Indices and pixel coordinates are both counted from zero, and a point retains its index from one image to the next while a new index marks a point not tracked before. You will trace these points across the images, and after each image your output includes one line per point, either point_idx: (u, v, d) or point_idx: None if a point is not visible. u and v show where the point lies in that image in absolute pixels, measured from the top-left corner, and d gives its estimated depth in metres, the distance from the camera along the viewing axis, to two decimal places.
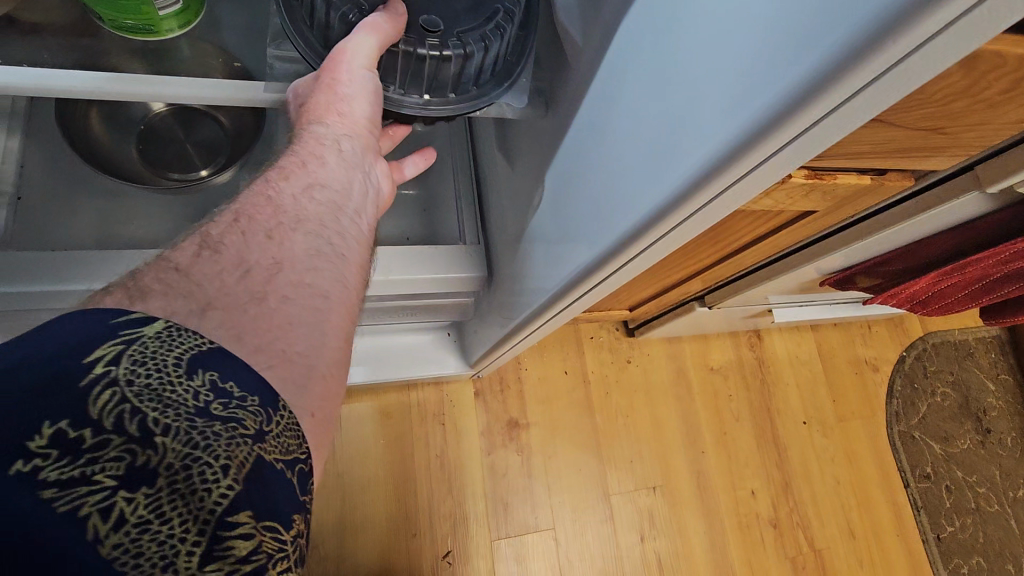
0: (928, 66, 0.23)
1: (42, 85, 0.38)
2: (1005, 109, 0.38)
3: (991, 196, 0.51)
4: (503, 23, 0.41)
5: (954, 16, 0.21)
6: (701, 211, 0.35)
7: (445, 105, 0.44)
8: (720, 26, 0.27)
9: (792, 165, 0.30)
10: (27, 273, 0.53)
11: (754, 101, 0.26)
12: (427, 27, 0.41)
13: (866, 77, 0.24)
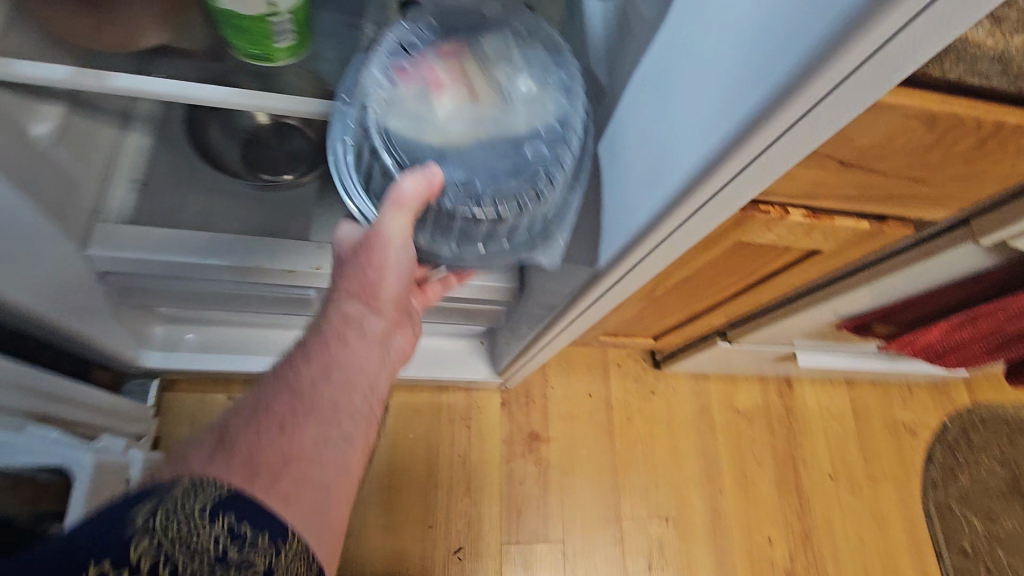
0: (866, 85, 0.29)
1: (185, 93, 0.50)
2: (979, 164, 0.43)
3: (989, 249, 0.54)
4: (539, 188, 0.48)
5: (877, 45, 0.27)
6: (697, 213, 0.40)
7: (478, 252, 0.52)
8: (711, 55, 0.34)
9: (770, 173, 0.36)
10: (141, 242, 0.66)
11: (727, 120, 0.33)
12: (467, 191, 0.47)
13: (815, 95, 0.29)
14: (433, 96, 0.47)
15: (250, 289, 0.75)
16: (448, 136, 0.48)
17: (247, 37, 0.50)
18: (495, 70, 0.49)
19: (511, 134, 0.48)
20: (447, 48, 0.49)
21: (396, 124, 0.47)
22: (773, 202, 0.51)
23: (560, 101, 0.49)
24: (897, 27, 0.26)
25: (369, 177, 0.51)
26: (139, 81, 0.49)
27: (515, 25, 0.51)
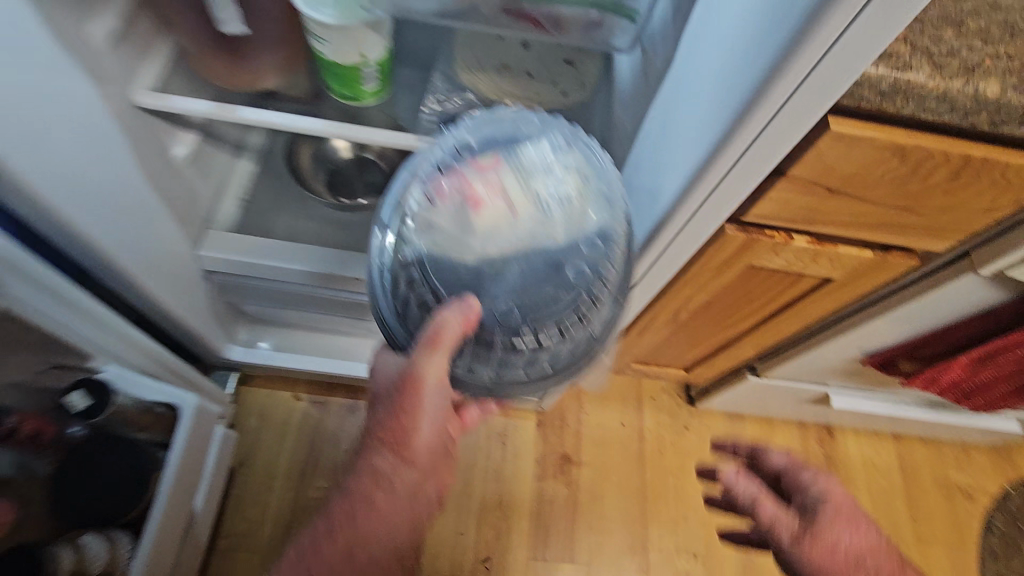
0: (832, 74, 0.38)
1: (295, 124, 0.63)
2: (960, 193, 0.48)
3: (994, 281, 0.57)
4: (580, 308, 0.53)
5: (830, 42, 0.36)
6: (720, 183, 0.49)
7: (516, 379, 0.56)
8: (717, 56, 0.44)
9: (773, 149, 0.45)
10: (244, 249, 0.80)
11: (731, 104, 0.43)
12: (507, 320, 0.52)
13: (791, 82, 0.39)
14: (474, 216, 0.50)
15: (323, 296, 0.87)
16: (487, 254, 0.50)
17: (341, 81, 0.62)
18: (534, 183, 0.51)
19: (551, 255, 0.51)
20: (486, 161, 0.52)
21: (439, 242, 0.51)
22: (777, 227, 0.57)
23: (598, 214, 0.53)
24: (843, 28, 0.35)
25: (405, 303, 0.54)
26: (258, 112, 0.63)
27: (553, 136, 0.54)
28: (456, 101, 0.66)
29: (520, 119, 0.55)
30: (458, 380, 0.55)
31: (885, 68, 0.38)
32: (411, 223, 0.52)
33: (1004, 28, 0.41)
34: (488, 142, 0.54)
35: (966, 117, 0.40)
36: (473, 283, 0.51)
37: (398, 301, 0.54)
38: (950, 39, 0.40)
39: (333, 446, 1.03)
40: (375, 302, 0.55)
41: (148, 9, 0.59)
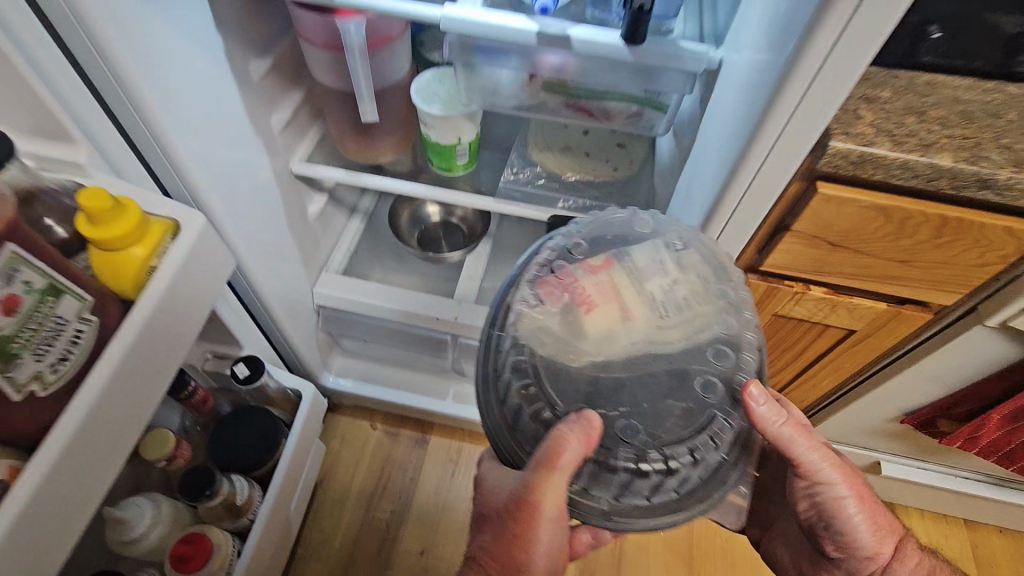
0: (803, 127, 0.48)
1: (401, 188, 0.81)
2: (949, 248, 0.57)
3: (1005, 333, 0.63)
4: (711, 430, 0.51)
5: (793, 105, 0.47)
6: (732, 220, 0.60)
7: (636, 509, 0.52)
8: (726, 121, 0.56)
9: (771, 187, 0.55)
10: (349, 289, 0.99)
11: (732, 155, 0.54)
12: (624, 435, 0.51)
13: (771, 136, 0.49)
14: (589, 319, 0.53)
15: (409, 332, 1.03)
16: (601, 358, 0.52)
17: (440, 156, 0.80)
18: (650, 287, 0.54)
19: (670, 361, 0.53)
20: (596, 260, 0.55)
21: (552, 346, 0.53)
22: (793, 278, 0.67)
23: (718, 321, 0.54)
24: (800, 95, 0.46)
25: (512, 410, 0.53)
26: (374, 179, 0.82)
27: (664, 239, 0.57)
28: (528, 172, 0.83)
29: (630, 222, 0.59)
30: (572, 500, 0.53)
31: (853, 144, 0.49)
32: (519, 321, 0.54)
33: (961, 116, 0.52)
34: (596, 243, 0.57)
35: (929, 182, 0.50)
36: (595, 391, 0.52)
37: (506, 412, 0.53)
38: (911, 124, 0.51)
39: (401, 473, 1.15)
40: (482, 411, 0.55)
41: (307, 105, 0.82)
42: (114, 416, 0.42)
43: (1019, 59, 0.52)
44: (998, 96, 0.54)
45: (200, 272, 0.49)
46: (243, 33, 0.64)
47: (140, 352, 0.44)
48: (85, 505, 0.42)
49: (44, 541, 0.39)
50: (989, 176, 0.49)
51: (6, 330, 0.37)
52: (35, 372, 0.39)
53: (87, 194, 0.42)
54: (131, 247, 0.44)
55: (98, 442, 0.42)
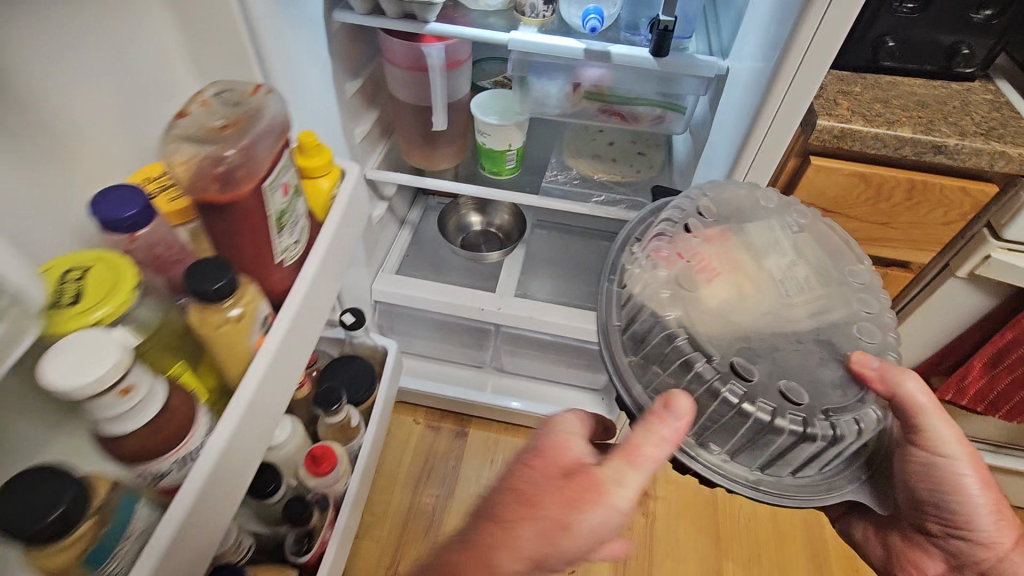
0: (791, 110, 0.63)
1: (458, 188, 0.95)
2: (920, 209, 0.70)
3: (975, 283, 0.75)
4: (867, 398, 0.52)
5: (781, 94, 0.61)
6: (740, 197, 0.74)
7: (786, 484, 0.52)
8: (735, 113, 0.71)
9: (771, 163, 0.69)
10: (405, 284, 1.12)
11: (739, 137, 0.69)
12: (790, 397, 0.49)
13: (767, 119, 0.64)
14: (711, 287, 0.53)
15: (456, 321, 1.16)
16: (729, 325, 0.51)
17: (490, 160, 0.95)
18: (769, 264, 0.55)
19: (804, 334, 0.52)
20: (711, 231, 0.57)
21: (681, 311, 0.52)
22: None
23: (848, 304, 0.54)
24: (787, 85, 0.60)
25: (648, 367, 0.54)
26: (433, 182, 0.95)
27: (782, 222, 0.59)
28: (565, 174, 0.98)
29: (749, 194, 0.61)
30: (715, 468, 0.51)
31: (834, 122, 0.64)
32: (644, 284, 0.55)
33: (916, 103, 0.67)
34: (717, 215, 0.60)
35: (897, 150, 0.65)
36: (744, 346, 0.51)
37: (642, 366, 0.54)
38: (879, 108, 0.66)
39: (444, 462, 1.22)
40: (609, 353, 0.54)
41: (379, 123, 0.98)
42: (321, 291, 0.54)
43: (956, 61, 0.68)
44: (945, 90, 0.70)
45: (358, 206, 0.61)
46: (342, 60, 0.81)
47: (332, 252, 0.55)
48: (301, 361, 0.52)
49: (283, 378, 0.49)
50: (941, 143, 0.63)
51: (282, 206, 0.48)
52: (287, 246, 0.50)
53: (307, 134, 0.54)
54: (318, 178, 0.57)
55: (310, 315, 0.52)
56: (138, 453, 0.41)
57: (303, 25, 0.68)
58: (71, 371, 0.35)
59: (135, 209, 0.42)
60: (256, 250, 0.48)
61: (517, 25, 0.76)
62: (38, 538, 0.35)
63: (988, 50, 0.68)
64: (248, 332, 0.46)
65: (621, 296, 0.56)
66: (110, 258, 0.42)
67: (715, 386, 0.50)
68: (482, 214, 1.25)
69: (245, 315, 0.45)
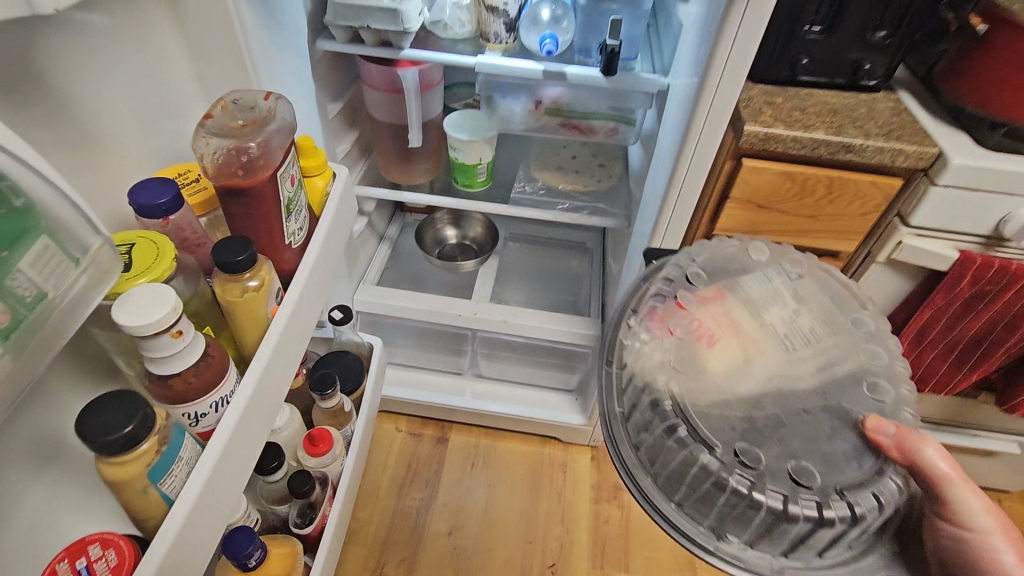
0: (711, 133, 0.70)
1: (431, 200, 1.03)
2: (840, 202, 0.80)
3: (894, 267, 0.85)
4: (882, 474, 0.54)
5: (702, 118, 0.69)
6: (673, 209, 0.81)
7: (810, 565, 0.55)
8: (673, 124, 0.81)
9: (697, 181, 0.76)
10: (385, 295, 1.18)
11: (672, 151, 0.76)
12: (799, 481, 0.52)
13: (693, 141, 0.71)
14: (715, 354, 0.59)
15: (435, 326, 1.22)
16: (738, 388, 0.57)
17: (462, 174, 1.03)
18: (769, 318, 0.62)
19: (812, 394, 0.58)
20: (710, 296, 0.64)
21: (691, 395, 0.57)
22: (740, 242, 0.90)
23: (853, 351, 0.61)
24: (708, 110, 0.68)
25: (659, 458, 0.58)
26: (411, 195, 1.03)
27: (775, 269, 0.68)
28: (532, 185, 1.06)
29: (740, 259, 0.69)
30: (741, 556, 0.56)
31: (758, 128, 0.74)
32: (655, 366, 0.59)
33: (829, 111, 0.78)
34: (716, 275, 0.66)
35: (813, 150, 0.75)
36: (749, 429, 0.55)
37: (651, 455, 0.59)
38: (797, 116, 0.76)
39: (427, 467, 1.26)
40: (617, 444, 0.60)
41: (359, 143, 1.05)
42: (322, 274, 0.62)
43: (861, 75, 0.80)
44: (853, 100, 0.81)
45: (346, 204, 0.69)
46: (325, 84, 0.89)
47: (326, 250, 0.63)
48: (304, 336, 0.60)
49: (292, 349, 0.57)
50: (848, 142, 0.73)
51: (290, 194, 0.57)
52: (293, 231, 0.59)
53: (304, 137, 0.62)
54: (314, 176, 0.65)
55: (310, 295, 0.60)
56: (186, 392, 0.48)
57: (291, 53, 0.76)
58: (134, 313, 0.43)
59: (167, 199, 0.50)
60: (270, 237, 0.56)
61: (484, 50, 0.86)
62: (111, 446, 0.41)
63: (886, 65, 0.80)
64: (265, 303, 0.53)
65: (622, 379, 0.62)
66: (153, 237, 0.50)
67: (722, 478, 0.53)
68: (457, 228, 1.32)
69: (262, 287, 0.53)
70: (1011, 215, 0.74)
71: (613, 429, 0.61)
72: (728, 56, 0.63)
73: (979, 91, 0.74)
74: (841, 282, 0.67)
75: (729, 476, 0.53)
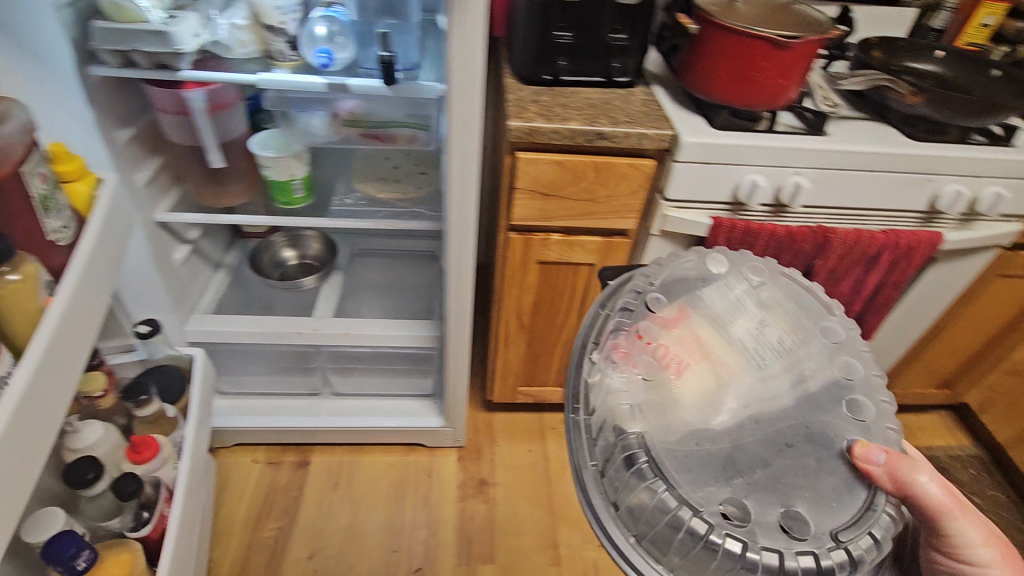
0: (467, 130, 0.76)
1: (245, 219, 1.02)
2: (609, 184, 0.90)
3: (669, 239, 0.96)
4: (875, 502, 0.50)
5: (454, 116, 0.75)
6: (456, 207, 0.86)
7: None
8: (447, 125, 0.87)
9: (469, 177, 0.82)
10: (219, 323, 1.15)
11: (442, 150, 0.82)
12: (792, 530, 0.47)
13: (452, 139, 0.77)
14: (684, 382, 0.53)
15: (279, 347, 1.20)
16: (713, 423, 0.52)
17: (279, 192, 1.04)
18: (736, 334, 0.58)
19: (789, 419, 0.54)
20: (672, 316, 0.59)
21: (655, 433, 0.51)
22: (538, 229, 0.97)
23: (828, 365, 0.58)
24: (459, 108, 0.74)
25: (634, 520, 0.50)
26: (228, 216, 1.03)
27: (737, 277, 0.65)
28: (351, 197, 1.10)
29: (698, 271, 0.66)
30: None
31: (520, 124, 0.82)
32: (618, 400, 0.52)
33: (587, 104, 0.88)
34: (673, 294, 0.63)
35: (572, 140, 0.84)
36: (732, 474, 0.49)
37: (629, 517, 0.50)
38: (558, 111, 0.86)
39: (286, 494, 1.23)
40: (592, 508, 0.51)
41: (165, 170, 1.03)
42: (101, 269, 0.65)
43: (614, 72, 0.91)
44: (611, 94, 0.92)
45: (121, 210, 0.72)
46: (108, 109, 0.87)
47: (99, 252, 0.66)
48: (91, 331, 0.62)
49: (77, 339, 0.59)
50: (599, 130, 0.83)
51: (44, 190, 0.58)
52: (57, 226, 0.60)
53: (56, 144, 0.64)
54: (74, 182, 0.67)
55: (93, 290, 0.63)
56: None
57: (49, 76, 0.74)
58: None
59: None
60: (28, 234, 0.57)
61: (272, 68, 0.88)
62: None
63: (633, 62, 0.91)
64: (34, 293, 0.56)
65: (591, 429, 0.53)
66: None
67: (711, 541, 0.46)
68: (295, 248, 1.34)
69: (26, 280, 0.55)
70: (742, 181, 0.87)
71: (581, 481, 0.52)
72: (462, 57, 0.70)
73: (700, 81, 0.87)
74: (806, 289, 0.65)
75: (718, 538, 0.46)
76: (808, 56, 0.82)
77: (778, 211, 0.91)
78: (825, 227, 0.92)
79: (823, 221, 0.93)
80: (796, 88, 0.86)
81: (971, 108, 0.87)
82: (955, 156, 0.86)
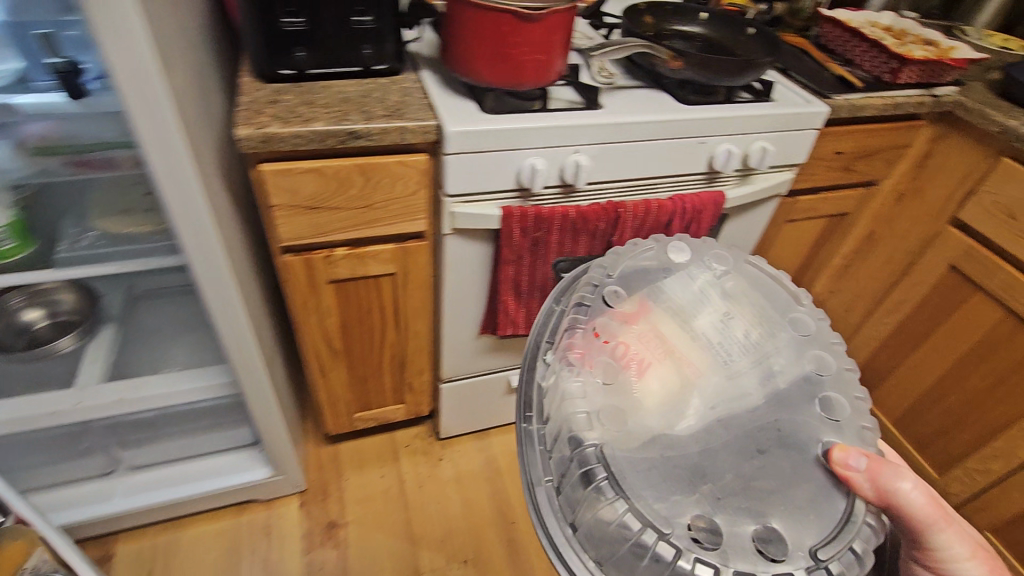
0: (167, 142, 0.61)
1: None
2: (382, 187, 0.80)
3: (464, 237, 0.89)
4: (853, 512, 0.49)
5: (139, 128, 0.59)
6: (190, 237, 0.70)
7: None
8: None
9: (195, 198, 0.67)
10: None
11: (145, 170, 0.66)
12: (771, 555, 0.46)
13: (151, 156, 0.62)
14: (648, 380, 0.53)
15: (35, 431, 0.97)
16: (679, 425, 0.52)
17: None
18: (699, 328, 0.58)
19: (754, 412, 0.54)
20: (633, 313, 0.60)
21: (618, 446, 0.51)
22: (319, 247, 0.86)
23: (797, 361, 0.58)
24: (142, 117, 0.59)
25: (599, 545, 0.49)
26: None
27: (698, 266, 0.66)
28: (86, 237, 0.90)
29: (659, 262, 0.67)
30: None
31: (252, 131, 0.69)
32: (579, 407, 0.52)
33: (339, 100, 0.77)
34: (634, 290, 0.63)
35: (323, 143, 0.73)
36: (692, 475, 0.50)
37: (594, 543, 0.50)
38: (300, 111, 0.74)
39: None
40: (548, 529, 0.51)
41: None
42: None
43: (369, 60, 0.81)
44: (371, 85, 0.82)
45: None
46: None
47: None
48: None
49: None
50: (351, 129, 0.73)
51: None
52: None
53: None
54: None
55: None
56: None
57: None
58: None
59: None
60: None
61: None
62: None
63: (389, 46, 0.81)
64: None
65: (545, 441, 0.55)
66: None
67: (679, 567, 0.46)
68: (43, 307, 1.09)
69: None
70: (521, 166, 0.81)
71: (538, 501, 0.52)
72: (126, 64, 0.55)
73: (462, 64, 0.79)
74: (777, 284, 0.66)
75: (688, 564, 0.46)
76: (561, 26, 0.77)
77: (566, 190, 0.87)
78: (614, 201, 0.91)
79: (612, 196, 0.91)
80: (562, 61, 0.81)
81: (728, 68, 0.88)
82: (719, 117, 0.87)
